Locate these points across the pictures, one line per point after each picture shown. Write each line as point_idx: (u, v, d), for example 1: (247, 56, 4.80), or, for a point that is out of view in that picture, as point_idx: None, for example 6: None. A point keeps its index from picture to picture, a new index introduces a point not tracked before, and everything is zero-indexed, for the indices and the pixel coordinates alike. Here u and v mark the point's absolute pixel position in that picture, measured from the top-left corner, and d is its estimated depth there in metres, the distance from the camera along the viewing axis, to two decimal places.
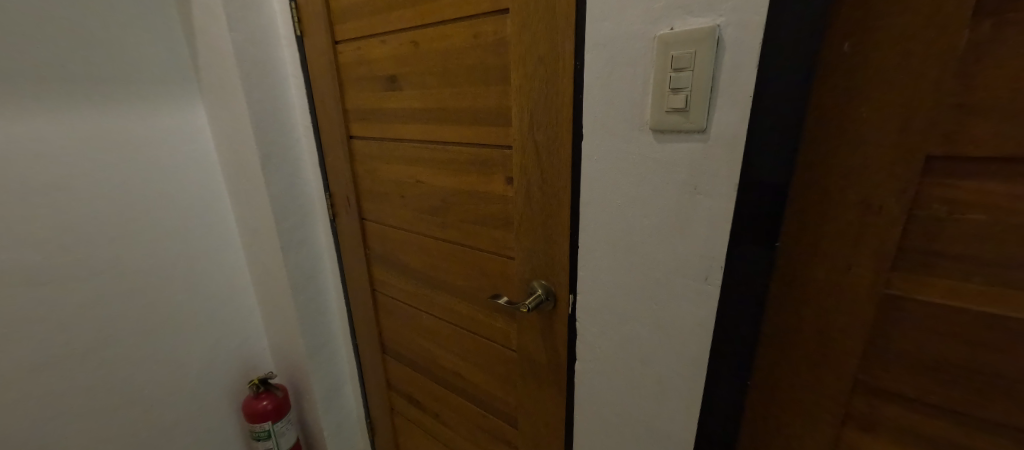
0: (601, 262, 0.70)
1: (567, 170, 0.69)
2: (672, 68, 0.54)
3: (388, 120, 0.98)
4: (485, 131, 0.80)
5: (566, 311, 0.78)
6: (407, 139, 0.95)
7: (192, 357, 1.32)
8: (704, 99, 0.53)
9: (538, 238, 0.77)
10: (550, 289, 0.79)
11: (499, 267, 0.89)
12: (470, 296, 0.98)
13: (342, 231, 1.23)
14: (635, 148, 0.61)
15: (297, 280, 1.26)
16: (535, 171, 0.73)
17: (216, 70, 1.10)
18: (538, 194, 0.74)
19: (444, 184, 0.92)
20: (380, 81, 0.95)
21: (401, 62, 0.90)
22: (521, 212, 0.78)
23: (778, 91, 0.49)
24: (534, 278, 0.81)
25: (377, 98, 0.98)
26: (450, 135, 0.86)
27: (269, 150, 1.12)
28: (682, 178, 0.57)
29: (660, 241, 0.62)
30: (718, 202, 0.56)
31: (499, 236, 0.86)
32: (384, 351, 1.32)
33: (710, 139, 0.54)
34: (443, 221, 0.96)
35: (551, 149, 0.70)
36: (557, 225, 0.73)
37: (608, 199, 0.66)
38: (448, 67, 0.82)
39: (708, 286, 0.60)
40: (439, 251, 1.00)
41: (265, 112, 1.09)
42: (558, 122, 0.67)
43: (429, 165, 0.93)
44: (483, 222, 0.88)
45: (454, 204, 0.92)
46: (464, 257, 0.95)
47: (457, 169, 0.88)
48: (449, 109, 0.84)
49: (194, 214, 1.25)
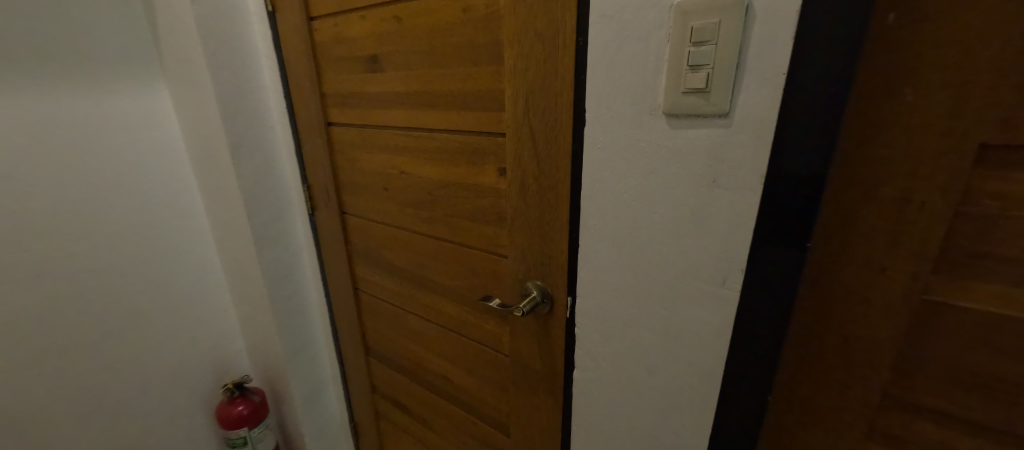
0: (602, 263, 0.64)
1: (566, 159, 0.62)
2: (692, 42, 0.46)
3: (369, 105, 0.90)
4: (475, 116, 0.72)
5: (564, 315, 0.72)
6: (390, 127, 0.87)
7: (160, 360, 1.23)
8: (729, 78, 0.45)
9: (534, 236, 0.71)
10: (547, 290, 0.72)
11: (490, 266, 0.82)
12: (460, 297, 0.91)
13: (322, 226, 1.14)
14: (644, 136, 0.54)
15: (273, 278, 1.18)
16: (531, 161, 0.67)
17: (179, 48, 1.00)
18: (534, 187, 0.68)
19: (429, 177, 0.85)
20: (359, 62, 0.87)
21: (382, 41, 0.81)
22: (515, 207, 0.72)
23: (820, 67, 0.42)
24: (528, 279, 0.75)
25: (356, 81, 0.90)
26: (435, 121, 0.78)
27: (241, 138, 1.03)
28: (699, 170, 0.51)
29: (671, 241, 0.56)
30: (742, 197, 0.49)
31: (489, 233, 0.79)
32: (368, 352, 1.24)
33: (734, 123, 0.47)
34: (429, 216, 0.88)
35: (549, 138, 0.63)
36: (556, 223, 0.67)
37: (613, 193, 0.59)
38: (433, 46, 0.74)
39: (725, 291, 0.53)
40: (425, 248, 0.93)
41: (235, 95, 1.00)
42: (557, 107, 0.61)
43: (414, 154, 0.85)
44: (473, 218, 0.80)
45: (440, 198, 0.84)
46: (451, 255, 0.88)
47: (444, 160, 0.80)
48: (435, 92, 0.76)
49: (159, 208, 1.16)
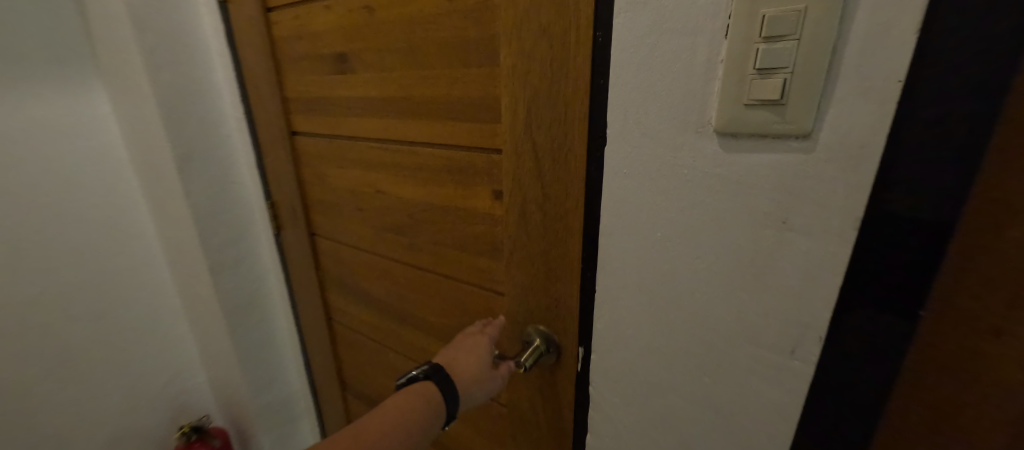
0: (625, 313, 0.51)
1: (580, 184, 0.49)
2: (762, 36, 0.34)
3: (337, 112, 0.76)
4: (464, 128, 0.59)
5: (573, 368, 0.59)
6: (363, 137, 0.74)
7: (106, 398, 1.10)
8: (816, 86, 0.33)
9: (537, 274, 0.58)
10: (553, 339, 0.60)
11: (484, 304, 0.69)
12: (447, 337, 0.77)
13: (290, 248, 1.00)
14: (687, 160, 0.41)
15: (233, 307, 1.03)
16: (534, 184, 0.54)
17: (114, 43, 0.85)
18: (536, 216, 0.55)
19: (410, 197, 0.71)
20: (325, 61, 0.74)
21: (351, 35, 0.68)
22: (513, 239, 0.59)
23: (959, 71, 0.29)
24: (529, 322, 0.62)
25: (322, 84, 0.76)
26: (415, 133, 0.65)
27: (190, 149, 0.88)
28: (763, 206, 0.38)
29: (720, 294, 0.43)
30: (824, 246, 0.37)
31: (482, 266, 0.66)
32: (344, 388, 1.10)
33: (819, 147, 0.34)
34: (410, 242, 0.75)
35: (556, 157, 0.50)
36: (566, 260, 0.54)
37: (642, 230, 0.46)
38: (412, 41, 0.60)
39: (792, 362, 0.41)
40: (406, 278, 0.79)
41: (181, 100, 0.86)
42: (568, 120, 0.48)
43: (392, 170, 0.72)
44: (462, 248, 0.67)
45: (423, 222, 0.71)
46: (437, 288, 0.75)
47: (427, 178, 0.67)
48: (415, 98, 0.63)
49: (99, 229, 1.01)
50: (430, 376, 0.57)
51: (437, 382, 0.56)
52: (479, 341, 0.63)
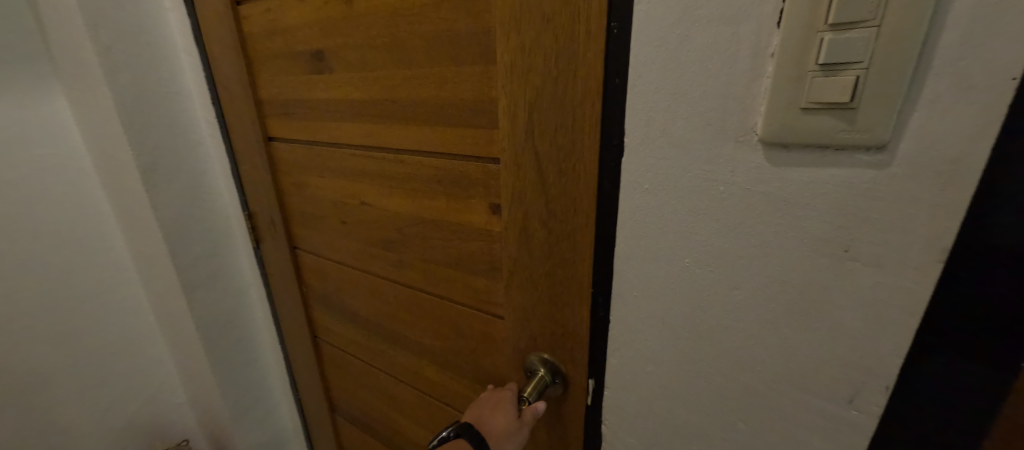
0: (645, 347, 0.44)
1: (591, 198, 0.42)
2: (828, 24, 0.27)
3: (316, 115, 0.68)
4: (456, 134, 0.52)
5: (582, 402, 0.52)
6: (344, 144, 0.66)
7: (74, 426, 1.02)
8: (898, 87, 0.26)
9: (541, 299, 0.51)
10: (559, 370, 0.53)
11: (480, 329, 0.62)
12: (442, 361, 0.70)
13: (270, 262, 0.92)
14: (722, 175, 0.34)
15: (211, 326, 0.96)
16: (537, 198, 0.46)
17: (67, 42, 0.77)
18: (540, 234, 0.48)
19: (397, 210, 0.64)
20: (300, 58, 0.66)
21: (327, 30, 0.60)
22: (514, 259, 0.52)
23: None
24: (531, 351, 0.55)
25: (298, 85, 0.68)
26: (401, 139, 0.58)
27: (156, 158, 0.81)
28: (820, 231, 0.31)
29: (761, 331, 0.36)
30: (898, 280, 0.30)
31: (478, 287, 0.59)
32: (333, 409, 1.03)
33: (897, 161, 0.28)
34: (399, 259, 0.68)
35: (563, 168, 0.43)
36: (575, 285, 0.47)
37: (665, 254, 0.39)
38: (396, 36, 0.53)
39: (850, 412, 0.34)
40: (395, 297, 0.72)
41: (144, 103, 0.78)
42: (577, 125, 0.41)
43: (376, 181, 0.65)
44: (455, 266, 0.60)
45: (413, 238, 0.64)
46: (429, 310, 0.67)
47: (415, 188, 0.60)
48: (401, 100, 0.56)
49: (62, 244, 0.93)
50: (459, 434, 0.50)
51: (471, 439, 0.49)
52: (503, 396, 0.55)
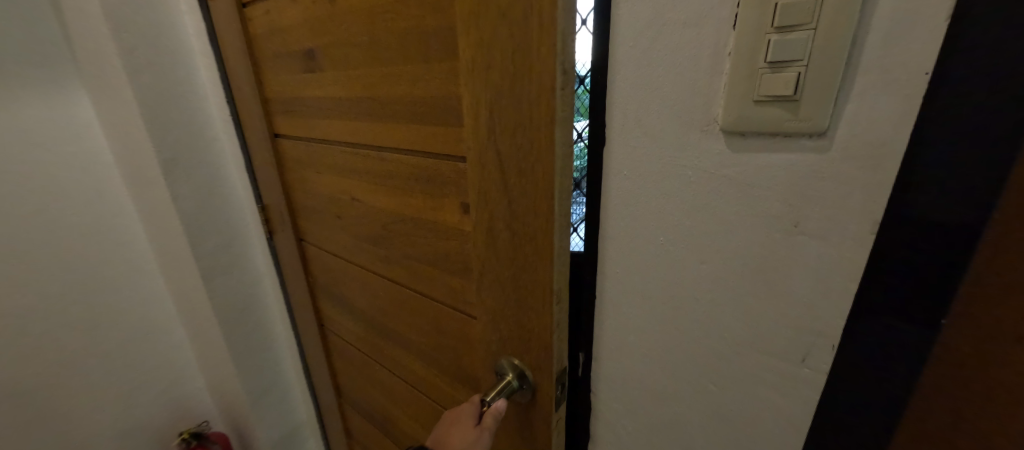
0: (628, 320, 0.49)
1: (549, 204, 0.45)
2: (774, 26, 0.31)
3: (311, 115, 0.73)
4: (431, 132, 0.56)
5: (548, 407, 0.55)
6: (337, 142, 0.71)
7: (101, 406, 1.08)
8: (833, 80, 0.30)
9: (508, 298, 0.54)
10: (526, 376, 0.56)
11: (456, 326, 0.65)
12: (427, 355, 0.74)
13: (282, 253, 0.97)
14: (690, 161, 0.38)
15: (227, 314, 1.01)
16: (502, 203, 0.49)
17: (92, 45, 0.82)
18: (505, 237, 0.51)
19: (384, 207, 0.68)
20: (295, 58, 0.71)
21: (318, 30, 0.64)
22: (484, 257, 0.55)
23: (999, 60, 0.26)
24: (502, 354, 0.58)
25: (296, 83, 0.73)
26: (385, 138, 0.62)
27: (175, 154, 0.86)
28: (774, 209, 0.36)
29: (727, 301, 0.41)
30: (840, 251, 0.34)
31: (455, 283, 0.62)
32: (339, 394, 1.09)
33: (836, 146, 0.32)
34: (386, 254, 0.73)
35: (523, 174, 0.46)
36: (537, 289, 0.50)
37: (642, 234, 0.44)
38: (377, 37, 0.57)
39: (802, 370, 0.39)
40: (384, 291, 0.77)
41: (163, 102, 0.83)
42: (534, 131, 0.43)
43: (363, 179, 0.69)
44: (435, 261, 0.64)
45: (398, 233, 0.68)
46: (414, 303, 0.72)
47: (399, 188, 0.64)
48: (383, 99, 0.60)
49: (89, 236, 0.99)
50: None
51: None
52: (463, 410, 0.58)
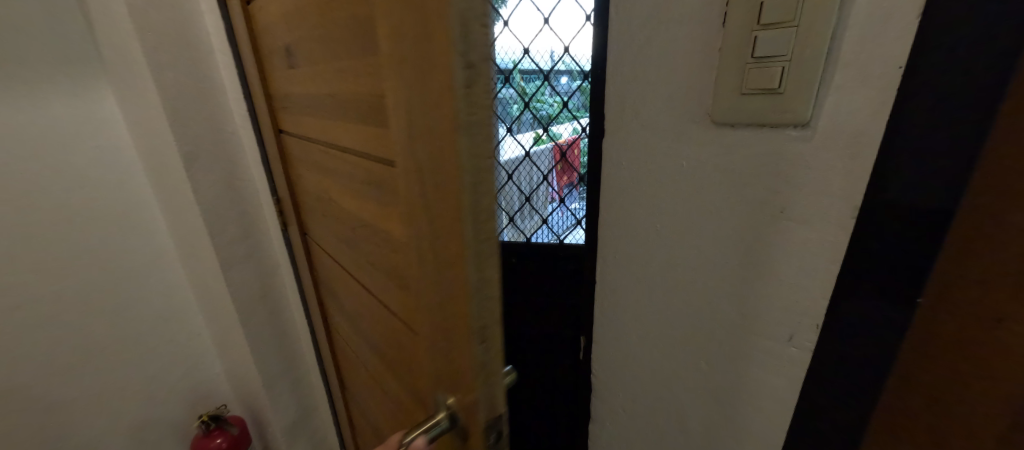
0: (626, 305, 0.51)
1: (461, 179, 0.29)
2: (760, 24, 0.34)
3: (296, 110, 0.73)
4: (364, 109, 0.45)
5: None
6: (314, 136, 0.68)
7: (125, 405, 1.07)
8: (815, 74, 0.33)
9: (434, 318, 0.38)
10: (458, 425, 0.38)
11: (404, 350, 0.51)
12: (390, 379, 0.62)
13: (295, 244, 1.00)
14: (685, 151, 0.41)
15: (244, 305, 1.04)
16: (416, 186, 0.35)
17: (113, 44, 0.84)
18: (424, 233, 0.36)
19: (348, 208, 0.60)
20: (278, 53, 0.71)
21: (285, 18, 0.63)
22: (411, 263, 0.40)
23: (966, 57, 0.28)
24: (437, 396, 0.41)
25: (284, 78, 0.73)
26: (340, 128, 0.55)
27: (195, 149, 0.88)
28: (762, 196, 0.38)
29: (719, 283, 0.43)
30: (822, 234, 0.37)
31: (398, 295, 0.49)
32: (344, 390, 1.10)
33: (818, 135, 0.34)
34: (355, 259, 0.65)
35: (430, 138, 0.31)
36: (459, 307, 0.33)
37: (638, 221, 0.46)
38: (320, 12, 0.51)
39: (789, 348, 0.41)
40: (359, 299, 0.69)
41: (183, 98, 0.85)
42: (429, 71, 0.29)
43: (333, 176, 0.64)
44: (383, 268, 0.52)
45: (359, 236, 0.59)
46: (376, 317, 0.61)
47: (354, 184, 0.55)
48: (331, 82, 0.53)
49: None
50: None
51: None
52: None
